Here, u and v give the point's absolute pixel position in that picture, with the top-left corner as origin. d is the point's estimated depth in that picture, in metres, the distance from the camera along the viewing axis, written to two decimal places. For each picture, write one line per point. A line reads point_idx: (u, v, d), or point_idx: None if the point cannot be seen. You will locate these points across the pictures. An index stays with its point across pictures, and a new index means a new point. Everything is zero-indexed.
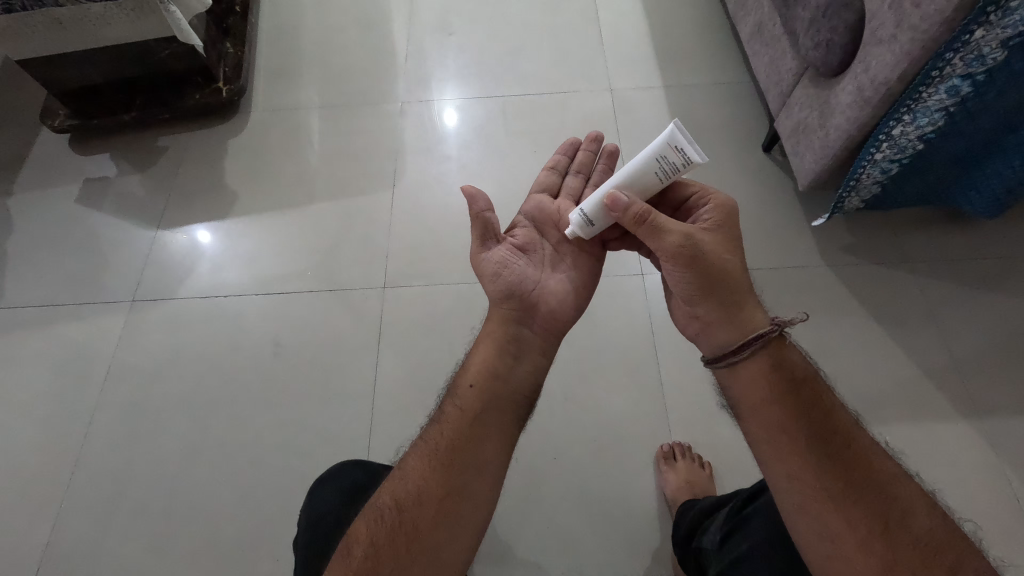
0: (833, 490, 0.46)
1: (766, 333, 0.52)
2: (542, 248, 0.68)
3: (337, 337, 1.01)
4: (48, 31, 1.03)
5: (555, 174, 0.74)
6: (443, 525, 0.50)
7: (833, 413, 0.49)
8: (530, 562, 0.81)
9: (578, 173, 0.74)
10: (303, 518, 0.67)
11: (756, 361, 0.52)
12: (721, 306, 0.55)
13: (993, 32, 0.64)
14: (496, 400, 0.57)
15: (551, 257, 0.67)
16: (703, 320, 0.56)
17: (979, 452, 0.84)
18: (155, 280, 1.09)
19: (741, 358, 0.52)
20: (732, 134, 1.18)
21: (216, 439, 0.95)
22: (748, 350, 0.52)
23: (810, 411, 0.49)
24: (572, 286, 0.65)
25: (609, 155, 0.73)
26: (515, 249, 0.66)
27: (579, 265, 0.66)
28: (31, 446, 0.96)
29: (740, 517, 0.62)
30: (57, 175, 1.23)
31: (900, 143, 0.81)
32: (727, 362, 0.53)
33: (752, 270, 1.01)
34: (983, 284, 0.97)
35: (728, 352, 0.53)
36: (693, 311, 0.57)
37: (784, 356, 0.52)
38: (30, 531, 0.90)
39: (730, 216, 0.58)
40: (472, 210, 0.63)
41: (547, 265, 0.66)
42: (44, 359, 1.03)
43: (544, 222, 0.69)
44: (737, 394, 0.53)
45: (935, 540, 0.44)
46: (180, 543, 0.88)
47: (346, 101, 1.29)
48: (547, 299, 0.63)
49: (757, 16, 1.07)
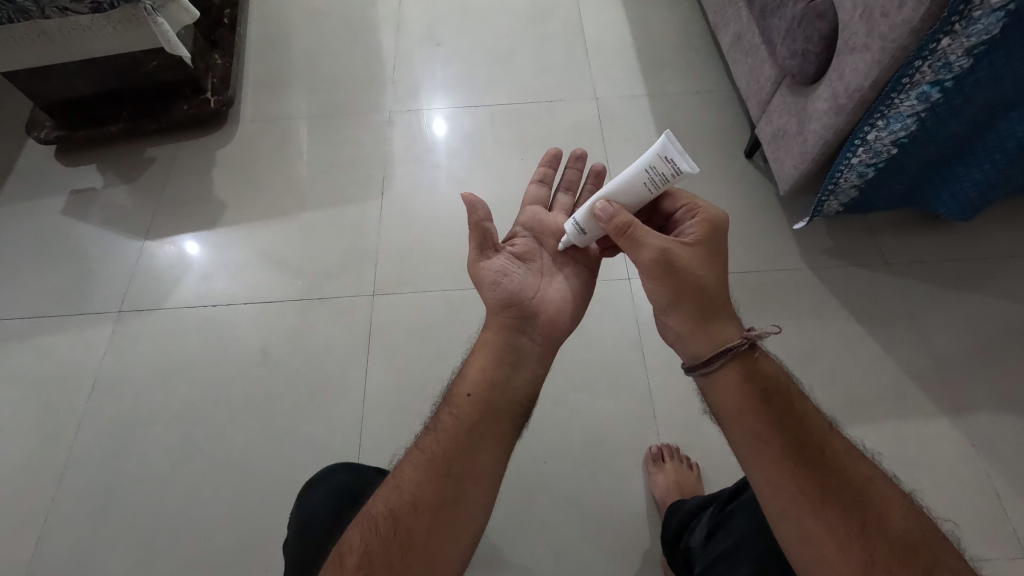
0: (812, 495, 0.47)
1: (736, 346, 0.53)
2: (540, 257, 0.68)
3: (327, 345, 1.02)
4: (34, 43, 1.03)
5: (544, 188, 0.75)
6: (438, 533, 0.50)
7: (807, 419, 0.51)
8: (520, 566, 0.82)
9: (568, 190, 0.76)
10: (292, 524, 0.66)
11: (730, 371, 0.53)
12: (693, 318, 0.56)
13: (958, 41, 0.67)
14: (492, 409, 0.57)
15: (549, 266, 0.68)
16: (676, 330, 0.57)
17: (959, 449, 0.86)
18: (144, 290, 1.09)
19: (714, 369, 0.53)
20: (715, 141, 1.20)
21: (205, 450, 0.94)
22: (719, 361, 0.53)
23: (783, 419, 0.50)
24: (570, 295, 0.66)
25: (596, 175, 0.75)
26: (514, 258, 0.67)
27: (576, 274, 0.68)
28: (15, 459, 0.94)
29: (724, 512, 0.63)
30: (43, 186, 1.22)
31: (876, 148, 0.83)
32: (701, 372, 0.54)
33: (736, 274, 1.03)
34: (961, 284, 0.99)
35: (700, 364, 0.55)
36: (666, 321, 0.58)
37: (757, 366, 0.53)
38: (13, 546, 0.88)
39: (714, 231, 0.59)
40: (472, 218, 0.62)
41: (545, 274, 0.67)
42: (29, 371, 1.02)
43: (540, 232, 0.70)
44: (715, 403, 0.54)
45: (912, 539, 0.45)
46: (169, 555, 0.87)
47: (335, 111, 1.30)
48: (545, 308, 0.64)
49: (736, 26, 1.10)
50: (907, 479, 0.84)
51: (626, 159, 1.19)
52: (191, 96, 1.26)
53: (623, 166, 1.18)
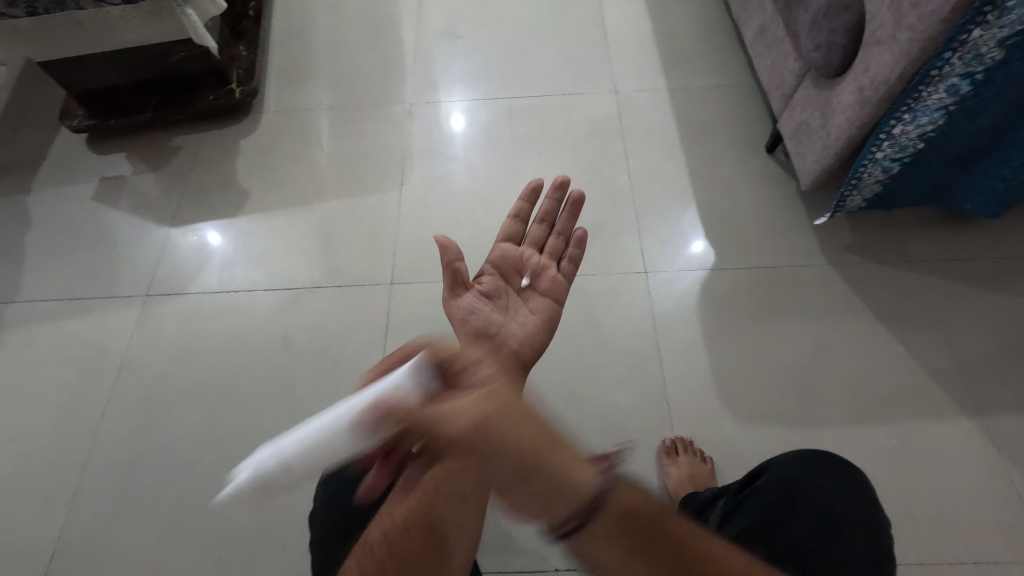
0: None
1: (603, 484, 0.42)
2: (507, 294, 0.66)
3: (346, 332, 1.03)
4: (69, 33, 1.07)
5: (517, 223, 0.70)
6: (433, 549, 0.52)
7: (689, 544, 0.42)
8: (532, 554, 0.82)
9: (542, 222, 0.71)
10: (318, 500, 0.66)
11: (604, 517, 0.42)
12: (548, 473, 0.43)
13: (990, 32, 0.66)
14: None
15: (517, 303, 0.65)
16: (535, 494, 0.43)
17: (980, 450, 0.85)
18: (168, 276, 1.12)
19: (583, 529, 0.41)
20: (735, 135, 1.19)
21: (226, 431, 0.97)
22: (593, 515, 0.41)
23: (667, 558, 0.41)
24: (536, 329, 0.64)
25: (574, 202, 0.70)
26: (481, 296, 0.64)
27: (542, 308, 0.65)
28: (47, 434, 0.98)
29: (740, 497, 0.62)
30: (75, 173, 1.26)
31: (901, 142, 0.81)
32: (572, 538, 0.41)
33: (754, 269, 1.02)
34: (987, 283, 0.97)
35: (575, 525, 0.41)
36: (528, 491, 0.43)
37: (630, 488, 0.43)
38: (44, 517, 0.92)
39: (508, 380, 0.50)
40: (444, 259, 0.62)
41: (513, 312, 0.64)
42: (60, 350, 1.05)
43: (506, 268, 0.67)
44: (586, 565, 0.43)
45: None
46: (191, 532, 0.89)
47: (355, 102, 1.32)
48: (511, 343, 0.62)
49: (759, 19, 1.09)
50: (925, 481, 0.83)
51: (645, 154, 1.18)
52: (216, 86, 1.28)
53: (641, 160, 1.18)
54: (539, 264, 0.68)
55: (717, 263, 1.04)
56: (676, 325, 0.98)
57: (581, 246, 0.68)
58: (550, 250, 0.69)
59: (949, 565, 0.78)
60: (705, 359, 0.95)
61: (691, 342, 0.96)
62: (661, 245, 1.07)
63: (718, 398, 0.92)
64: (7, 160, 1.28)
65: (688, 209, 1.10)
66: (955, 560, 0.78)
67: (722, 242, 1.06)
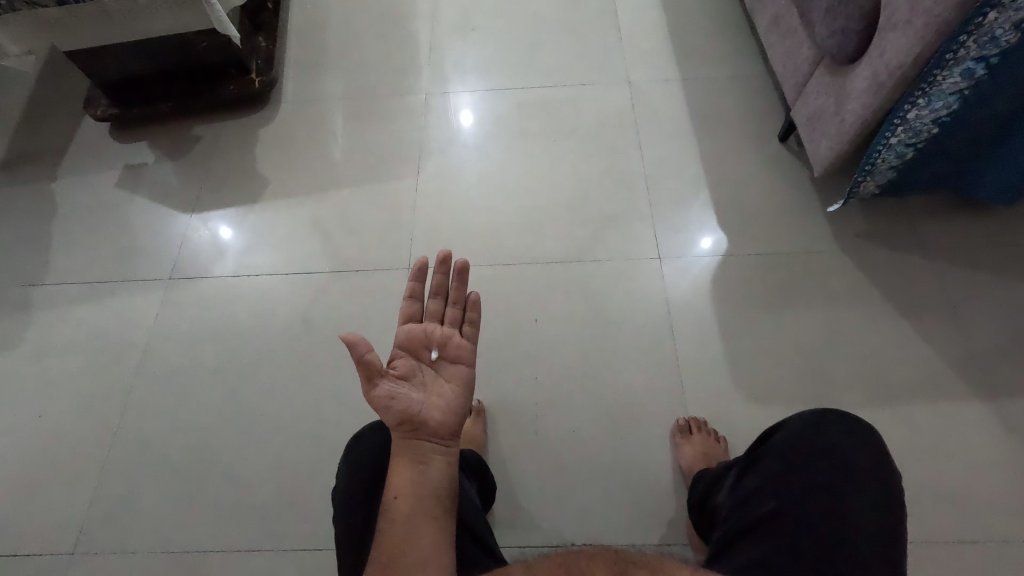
0: None
1: None
2: (421, 371, 0.64)
3: (365, 315, 1.06)
4: (96, 23, 1.09)
5: (413, 304, 0.69)
6: None
7: None
8: (548, 530, 0.84)
9: (437, 295, 0.70)
10: (342, 471, 0.68)
11: None
12: None
13: (1006, 15, 0.67)
14: (421, 499, 0.54)
15: (434, 377, 0.64)
16: None
17: (993, 433, 0.86)
18: (188, 263, 1.14)
19: None
20: (748, 125, 1.20)
21: (248, 410, 0.99)
22: None
23: None
24: (455, 397, 0.62)
25: (460, 272, 0.70)
26: (399, 377, 0.61)
27: (456, 376, 0.64)
28: (73, 412, 1.01)
29: (756, 455, 0.64)
30: (98, 160, 1.29)
31: (915, 127, 0.82)
32: None
33: (767, 255, 1.04)
34: (1000, 270, 0.98)
35: None
36: None
37: None
38: (73, 491, 0.94)
39: None
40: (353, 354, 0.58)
41: (431, 388, 0.62)
42: (85, 332, 1.08)
43: (414, 346, 0.65)
44: None
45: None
46: (214, 506, 0.92)
47: (370, 93, 1.34)
48: (436, 416, 0.60)
49: (774, 9, 1.10)
50: (937, 462, 0.84)
51: (657, 144, 1.20)
52: (237, 76, 1.30)
53: (655, 149, 1.19)
54: (443, 334, 0.67)
55: (730, 249, 1.05)
56: (690, 309, 0.99)
57: (477, 308, 0.70)
58: (450, 320, 0.69)
59: (960, 543, 0.79)
60: (719, 342, 0.96)
61: (704, 326, 0.98)
62: (674, 232, 1.08)
63: (730, 381, 0.93)
64: (33, 148, 1.31)
65: (701, 195, 1.12)
66: (966, 539, 0.79)
67: (734, 229, 1.07)
